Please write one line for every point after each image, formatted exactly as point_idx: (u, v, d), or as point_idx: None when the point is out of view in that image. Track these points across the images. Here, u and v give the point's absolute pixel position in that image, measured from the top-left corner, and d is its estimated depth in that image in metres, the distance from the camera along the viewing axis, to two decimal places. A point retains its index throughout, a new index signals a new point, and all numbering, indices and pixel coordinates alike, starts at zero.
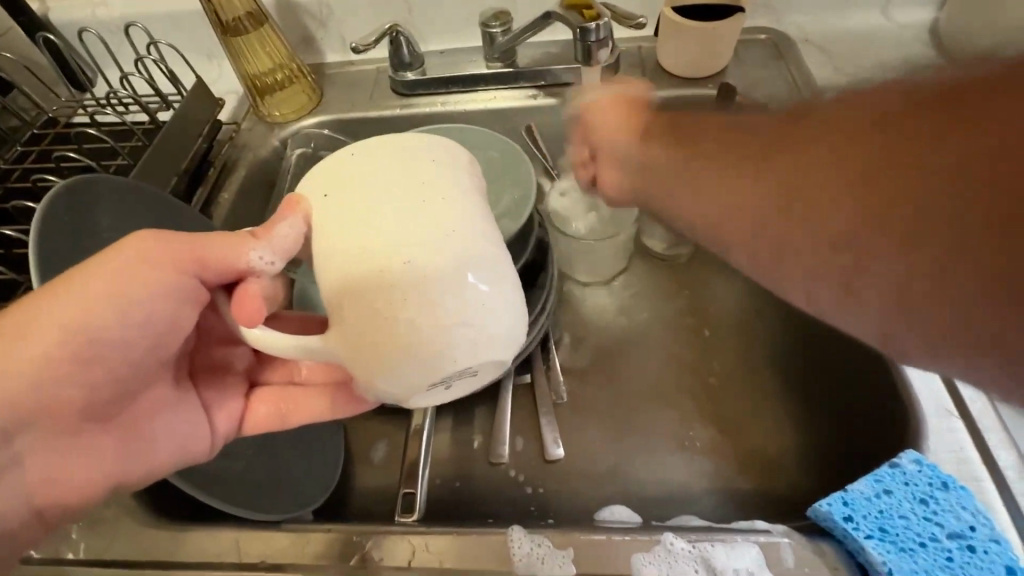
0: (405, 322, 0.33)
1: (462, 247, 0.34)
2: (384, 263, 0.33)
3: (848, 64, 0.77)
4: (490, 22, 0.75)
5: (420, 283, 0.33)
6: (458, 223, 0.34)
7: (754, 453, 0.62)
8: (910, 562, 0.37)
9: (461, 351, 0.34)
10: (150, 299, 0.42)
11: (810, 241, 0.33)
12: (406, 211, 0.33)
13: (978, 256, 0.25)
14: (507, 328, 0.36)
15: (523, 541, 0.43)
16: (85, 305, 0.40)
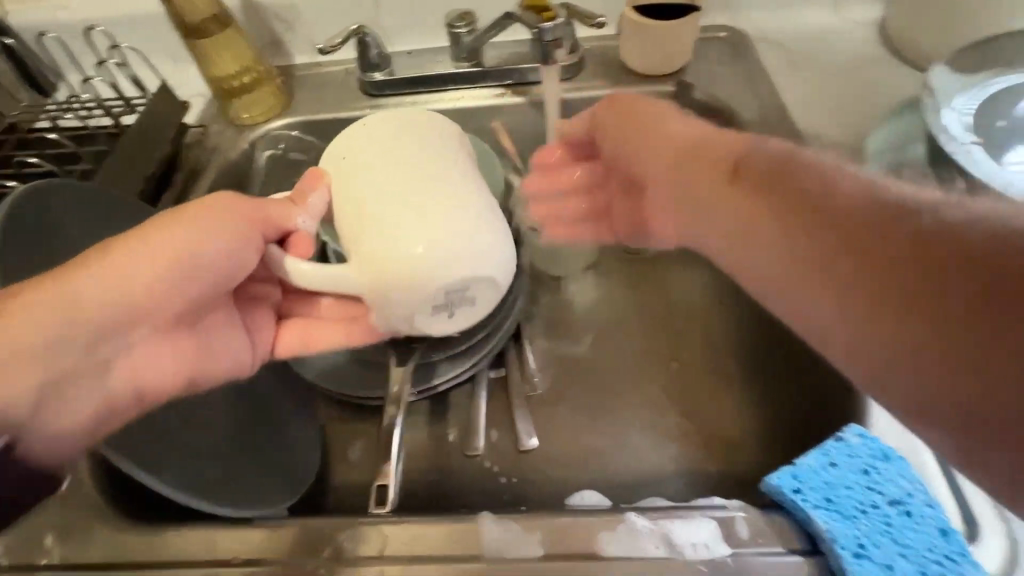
0: (421, 263, 0.45)
1: (460, 195, 0.47)
2: (403, 203, 0.47)
3: (803, 60, 0.80)
4: (455, 23, 0.76)
5: (428, 232, 0.45)
6: (454, 180, 0.48)
7: (720, 437, 0.64)
8: (853, 529, 0.39)
9: (461, 283, 0.47)
10: (209, 241, 0.48)
11: (845, 284, 0.38)
12: (412, 173, 0.48)
13: (1001, 300, 0.31)
14: (495, 266, 0.49)
15: (492, 527, 0.45)
16: (154, 249, 0.47)
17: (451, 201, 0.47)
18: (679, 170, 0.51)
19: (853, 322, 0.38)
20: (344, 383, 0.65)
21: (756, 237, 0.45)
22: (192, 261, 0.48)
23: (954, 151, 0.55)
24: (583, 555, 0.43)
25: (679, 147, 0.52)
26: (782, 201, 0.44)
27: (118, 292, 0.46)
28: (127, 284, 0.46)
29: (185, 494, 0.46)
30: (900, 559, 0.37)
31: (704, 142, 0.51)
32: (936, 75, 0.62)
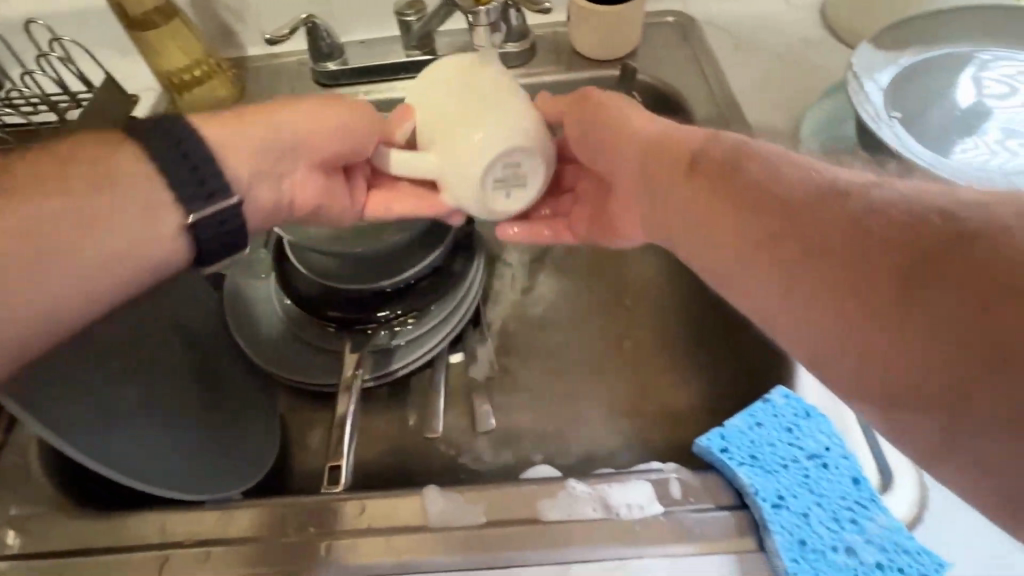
0: (482, 128, 0.48)
1: (508, 100, 0.49)
2: (461, 109, 0.49)
3: (750, 42, 0.82)
4: (405, 10, 0.77)
5: (490, 109, 0.49)
6: (505, 90, 0.50)
7: (668, 410, 0.66)
8: (775, 482, 0.43)
9: (517, 153, 0.49)
10: (356, 119, 0.54)
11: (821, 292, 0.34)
12: (469, 85, 0.50)
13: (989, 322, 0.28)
14: (544, 146, 0.51)
15: (437, 498, 0.46)
16: (310, 115, 0.53)
17: (510, 89, 0.51)
18: (646, 171, 0.48)
19: (824, 330, 0.34)
20: (303, 371, 0.66)
21: (724, 241, 0.41)
22: (339, 129, 0.53)
23: (886, 137, 0.58)
24: (524, 519, 0.45)
25: (650, 149, 0.48)
26: (753, 201, 0.40)
27: (286, 135, 0.52)
28: (279, 137, 0.52)
29: (163, 487, 0.50)
30: (814, 507, 0.42)
31: (674, 141, 0.47)
32: (861, 58, 0.64)
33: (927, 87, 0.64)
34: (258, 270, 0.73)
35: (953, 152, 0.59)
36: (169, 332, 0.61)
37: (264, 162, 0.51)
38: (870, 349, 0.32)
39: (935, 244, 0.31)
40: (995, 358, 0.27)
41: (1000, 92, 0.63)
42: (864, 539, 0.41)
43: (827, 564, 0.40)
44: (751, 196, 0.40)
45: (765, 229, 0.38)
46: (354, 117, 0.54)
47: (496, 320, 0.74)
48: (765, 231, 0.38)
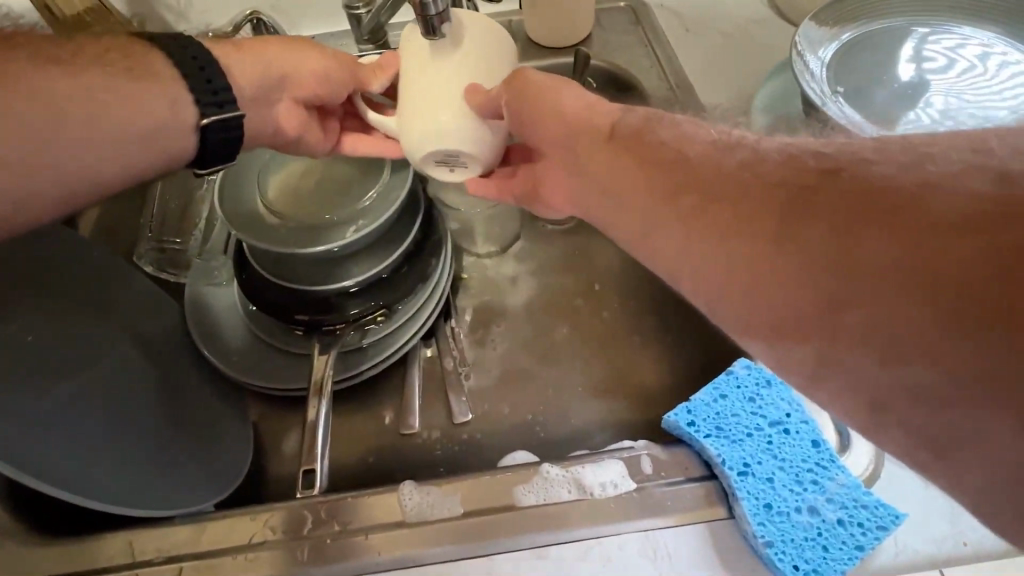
0: (422, 113, 0.46)
1: (446, 77, 0.45)
2: (409, 82, 0.47)
3: (699, 25, 0.83)
4: (354, 3, 0.73)
5: (434, 90, 0.45)
6: (449, 62, 0.45)
7: (642, 389, 0.67)
8: (739, 450, 0.45)
9: (453, 143, 0.46)
10: (339, 75, 0.54)
11: (734, 250, 0.35)
12: (420, 51, 0.46)
13: (892, 254, 0.29)
14: (493, 128, 0.47)
15: (413, 493, 0.46)
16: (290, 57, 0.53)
17: (466, 61, 0.46)
18: (570, 142, 0.46)
19: (743, 286, 0.34)
20: (270, 377, 0.65)
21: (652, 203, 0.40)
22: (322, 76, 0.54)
23: (829, 111, 0.60)
24: (500, 505, 0.45)
25: (572, 130, 0.46)
26: (667, 167, 0.40)
27: (254, 85, 0.52)
28: (254, 91, 0.52)
29: (122, 505, 0.48)
30: (778, 471, 0.44)
31: (603, 114, 0.46)
32: (805, 35, 0.66)
33: (866, 61, 0.66)
34: (217, 276, 0.70)
35: (891, 122, 0.62)
36: (126, 344, 0.59)
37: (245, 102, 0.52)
38: (786, 297, 0.32)
39: (816, 187, 0.33)
40: (875, 291, 0.29)
41: (934, 62, 0.66)
42: (825, 499, 0.43)
43: (791, 525, 0.42)
44: (666, 163, 0.40)
45: (685, 196, 0.38)
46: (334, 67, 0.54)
47: (467, 312, 0.74)
48: (683, 199, 0.38)
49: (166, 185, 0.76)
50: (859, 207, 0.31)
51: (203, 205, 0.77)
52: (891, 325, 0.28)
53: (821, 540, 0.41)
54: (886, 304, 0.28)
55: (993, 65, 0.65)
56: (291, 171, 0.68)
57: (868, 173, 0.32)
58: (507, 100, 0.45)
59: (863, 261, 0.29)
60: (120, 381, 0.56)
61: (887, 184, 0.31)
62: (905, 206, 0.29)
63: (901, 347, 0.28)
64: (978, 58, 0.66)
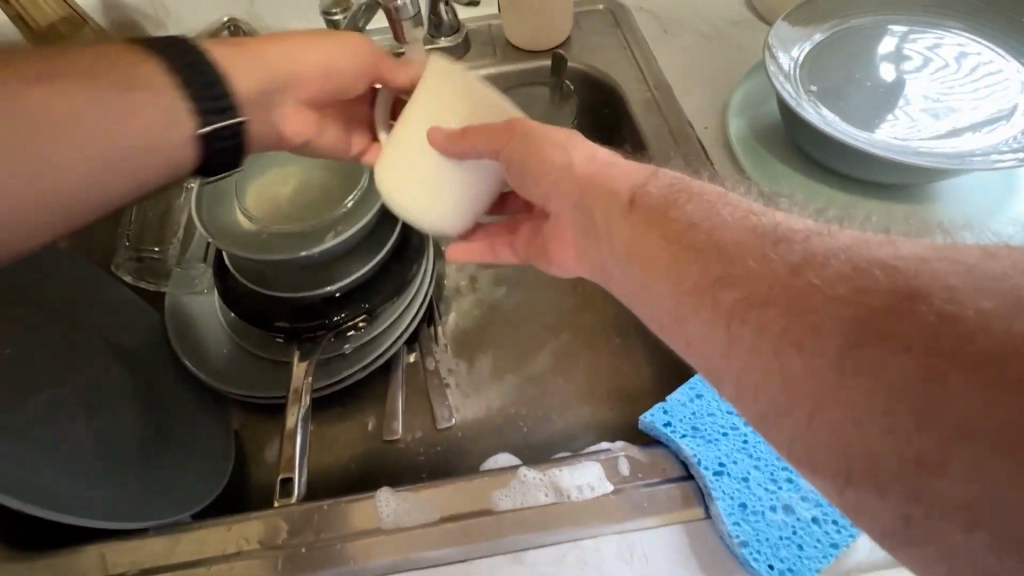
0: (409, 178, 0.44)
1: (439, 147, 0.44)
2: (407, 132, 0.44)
3: (677, 26, 0.83)
4: (331, 9, 0.73)
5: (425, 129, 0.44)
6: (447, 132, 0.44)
7: (625, 390, 0.67)
8: (714, 450, 0.45)
9: (436, 197, 0.46)
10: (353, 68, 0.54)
11: (799, 368, 0.32)
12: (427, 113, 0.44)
13: (989, 409, 0.26)
14: (478, 175, 0.47)
15: (390, 500, 0.46)
16: (296, 57, 0.51)
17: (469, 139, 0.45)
18: (588, 195, 0.45)
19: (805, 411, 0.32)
20: (252, 386, 0.64)
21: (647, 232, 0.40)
22: (337, 75, 0.53)
23: (806, 113, 0.60)
24: (477, 510, 0.45)
25: (542, 130, 0.46)
26: (690, 237, 0.39)
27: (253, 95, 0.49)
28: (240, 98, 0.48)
29: (99, 520, 0.48)
30: (753, 470, 0.44)
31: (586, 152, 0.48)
32: (778, 34, 0.66)
33: (843, 61, 0.66)
34: (198, 284, 0.70)
35: (867, 123, 0.62)
36: (106, 357, 0.58)
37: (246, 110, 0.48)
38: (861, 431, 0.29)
39: (899, 308, 0.30)
40: (966, 445, 0.26)
41: (912, 64, 0.66)
42: (800, 497, 0.43)
43: (767, 524, 0.42)
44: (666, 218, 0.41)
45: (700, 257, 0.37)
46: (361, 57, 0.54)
47: (450, 317, 0.74)
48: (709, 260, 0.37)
49: (141, 212, 0.75)
50: (955, 346, 0.28)
51: (183, 212, 0.76)
52: (994, 489, 0.25)
53: (796, 538, 0.42)
54: (982, 463, 0.26)
55: (970, 66, 0.65)
56: (270, 194, 0.67)
57: (893, 267, 0.32)
58: (506, 150, 0.45)
59: (956, 409, 0.27)
60: (99, 393, 0.56)
61: (973, 313, 0.28)
62: (983, 337, 0.27)
63: (933, 476, 0.27)
64: (957, 59, 0.66)
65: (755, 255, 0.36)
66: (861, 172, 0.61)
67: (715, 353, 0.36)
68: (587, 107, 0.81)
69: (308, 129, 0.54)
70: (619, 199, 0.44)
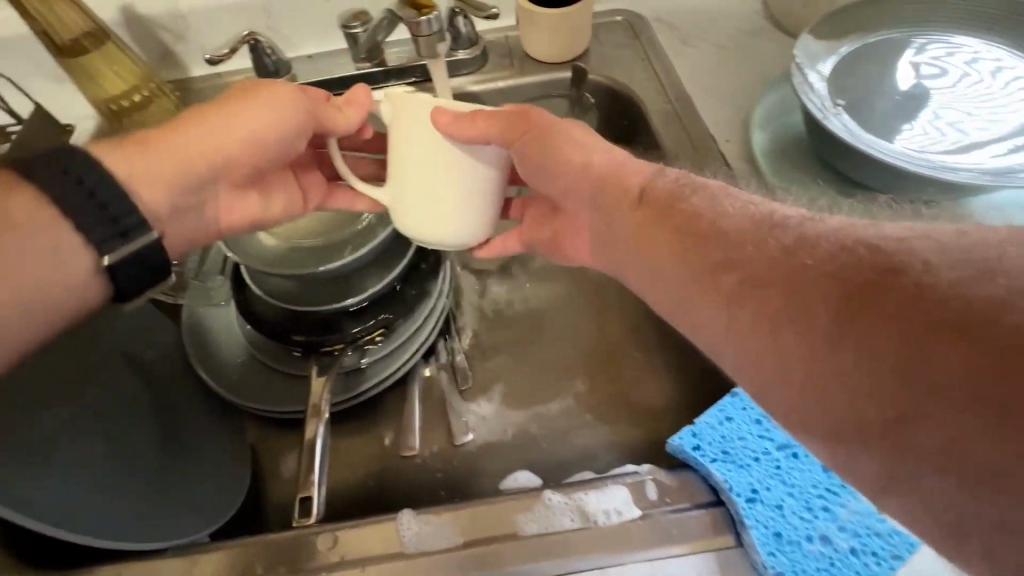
0: (414, 213, 0.46)
1: (426, 183, 0.45)
2: (396, 177, 0.46)
3: (696, 38, 0.83)
4: (350, 23, 0.73)
5: (426, 144, 0.43)
6: (425, 167, 0.44)
7: (646, 407, 0.66)
8: (747, 476, 0.44)
9: (454, 211, 0.46)
10: (283, 130, 0.49)
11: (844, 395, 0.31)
12: (400, 155, 0.45)
13: None
14: (489, 170, 0.46)
15: (411, 523, 0.45)
16: (214, 132, 0.47)
17: (447, 159, 0.44)
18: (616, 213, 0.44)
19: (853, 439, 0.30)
20: (267, 400, 0.63)
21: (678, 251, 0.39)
22: (265, 143, 0.49)
23: (833, 126, 0.59)
24: (499, 535, 0.44)
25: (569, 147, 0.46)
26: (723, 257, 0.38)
27: (169, 197, 0.45)
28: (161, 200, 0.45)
29: (114, 540, 0.47)
30: (787, 498, 0.43)
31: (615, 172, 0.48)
32: (803, 47, 0.66)
33: (870, 74, 0.65)
34: (215, 296, 0.70)
35: (897, 137, 0.61)
36: (123, 372, 0.58)
37: (164, 220, 0.46)
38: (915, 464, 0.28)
39: None
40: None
41: (942, 77, 0.65)
42: (837, 526, 0.42)
43: (803, 555, 0.41)
44: (698, 238, 0.40)
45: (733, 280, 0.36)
46: (289, 114, 0.49)
47: (467, 331, 0.73)
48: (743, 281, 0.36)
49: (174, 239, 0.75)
50: None
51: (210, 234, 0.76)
52: None
53: (834, 570, 0.40)
54: None
55: (1003, 79, 0.64)
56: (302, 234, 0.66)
57: None
58: (518, 144, 0.46)
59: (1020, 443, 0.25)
60: (115, 407, 0.55)
61: None
62: None
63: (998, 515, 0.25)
64: (988, 72, 0.65)
65: (754, 241, 0.37)
66: (891, 187, 0.59)
67: (752, 377, 0.35)
68: (605, 119, 0.80)
69: (265, 199, 0.53)
70: (632, 192, 0.45)
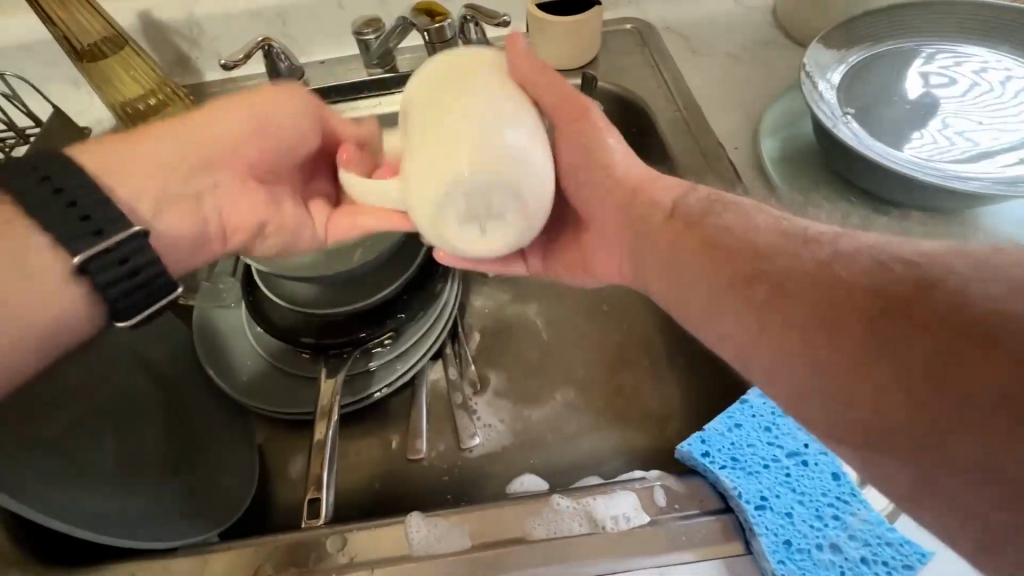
0: (487, 141, 0.37)
1: (499, 113, 0.38)
2: (455, 113, 0.38)
3: (705, 47, 0.83)
4: (362, 29, 0.74)
5: (441, 103, 0.39)
6: (496, 100, 0.39)
7: (653, 413, 0.66)
8: (756, 482, 0.44)
9: (534, 147, 0.39)
10: (284, 116, 0.51)
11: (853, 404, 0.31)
12: (457, 94, 0.39)
13: None
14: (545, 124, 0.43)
15: (420, 525, 0.45)
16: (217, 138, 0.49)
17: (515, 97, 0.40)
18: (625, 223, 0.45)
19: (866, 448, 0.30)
20: (276, 403, 0.64)
21: None
22: (266, 146, 0.51)
23: (842, 134, 0.60)
24: (509, 538, 0.44)
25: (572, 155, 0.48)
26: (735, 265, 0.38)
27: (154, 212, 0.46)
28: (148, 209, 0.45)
29: (126, 538, 0.47)
30: (797, 506, 0.43)
31: (624, 180, 0.48)
32: (813, 56, 0.66)
33: (879, 83, 0.66)
34: (226, 298, 0.71)
35: (907, 146, 0.61)
36: (135, 371, 0.59)
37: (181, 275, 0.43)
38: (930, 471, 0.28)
39: None
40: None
41: (952, 87, 0.65)
42: (847, 535, 0.42)
43: (813, 563, 0.41)
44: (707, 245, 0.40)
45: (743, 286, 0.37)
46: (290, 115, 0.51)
47: (474, 336, 0.73)
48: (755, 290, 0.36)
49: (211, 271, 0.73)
50: None
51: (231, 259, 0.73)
52: None
53: None
54: None
55: (1013, 89, 0.64)
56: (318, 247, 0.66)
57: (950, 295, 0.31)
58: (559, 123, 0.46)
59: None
60: (128, 407, 0.56)
61: None
62: None
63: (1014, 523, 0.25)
64: (998, 83, 0.65)
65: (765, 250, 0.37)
66: (899, 195, 0.59)
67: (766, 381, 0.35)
68: (615, 126, 0.80)
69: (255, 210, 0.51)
70: (653, 200, 0.47)
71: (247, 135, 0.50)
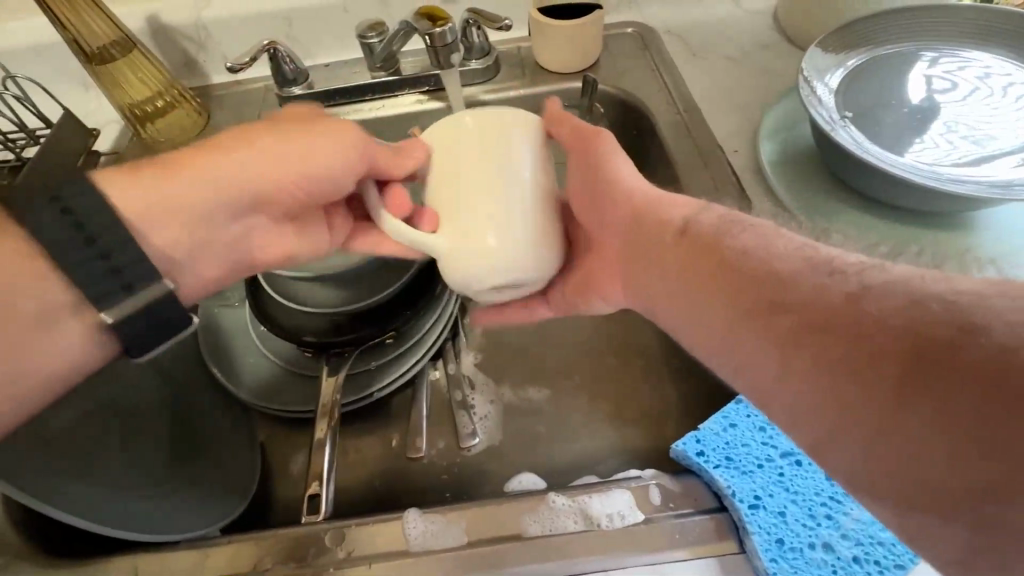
0: (511, 220, 0.44)
1: (520, 193, 0.44)
2: (484, 192, 0.43)
3: (706, 50, 0.84)
4: (366, 33, 0.76)
5: (469, 180, 0.44)
6: (517, 177, 0.44)
7: (652, 413, 0.66)
8: (750, 482, 0.44)
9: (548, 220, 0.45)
10: (322, 150, 0.49)
11: None
12: (481, 170, 0.44)
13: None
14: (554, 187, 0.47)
15: (417, 522, 0.46)
16: (259, 163, 0.48)
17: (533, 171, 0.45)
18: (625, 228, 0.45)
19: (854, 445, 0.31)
20: (278, 401, 0.64)
21: None
22: (309, 173, 0.49)
23: (841, 138, 0.60)
24: (506, 535, 0.44)
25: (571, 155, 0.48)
26: None
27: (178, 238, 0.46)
28: (169, 217, 0.45)
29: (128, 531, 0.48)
30: (790, 505, 0.44)
31: None
32: (811, 60, 0.66)
33: (878, 88, 0.66)
34: (230, 298, 0.72)
35: (907, 151, 0.61)
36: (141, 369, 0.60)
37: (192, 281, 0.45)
38: None
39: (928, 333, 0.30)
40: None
41: (953, 91, 0.65)
42: (840, 535, 0.42)
43: (805, 561, 0.41)
44: None
45: None
46: (338, 146, 0.49)
47: (474, 337, 0.74)
48: None
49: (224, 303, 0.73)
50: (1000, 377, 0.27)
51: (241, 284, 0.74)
52: None
53: None
54: None
55: (1014, 94, 0.64)
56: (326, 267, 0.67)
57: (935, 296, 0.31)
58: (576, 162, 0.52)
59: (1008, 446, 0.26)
60: (133, 403, 0.57)
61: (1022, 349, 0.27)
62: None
63: None
64: (1000, 88, 0.65)
65: None
66: (898, 198, 0.60)
67: None
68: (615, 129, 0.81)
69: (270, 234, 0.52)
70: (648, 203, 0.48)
71: (290, 160, 0.48)
